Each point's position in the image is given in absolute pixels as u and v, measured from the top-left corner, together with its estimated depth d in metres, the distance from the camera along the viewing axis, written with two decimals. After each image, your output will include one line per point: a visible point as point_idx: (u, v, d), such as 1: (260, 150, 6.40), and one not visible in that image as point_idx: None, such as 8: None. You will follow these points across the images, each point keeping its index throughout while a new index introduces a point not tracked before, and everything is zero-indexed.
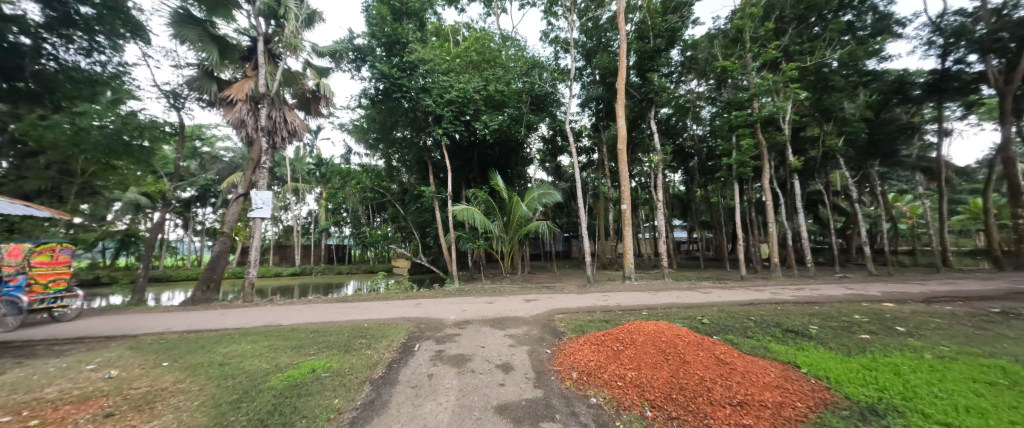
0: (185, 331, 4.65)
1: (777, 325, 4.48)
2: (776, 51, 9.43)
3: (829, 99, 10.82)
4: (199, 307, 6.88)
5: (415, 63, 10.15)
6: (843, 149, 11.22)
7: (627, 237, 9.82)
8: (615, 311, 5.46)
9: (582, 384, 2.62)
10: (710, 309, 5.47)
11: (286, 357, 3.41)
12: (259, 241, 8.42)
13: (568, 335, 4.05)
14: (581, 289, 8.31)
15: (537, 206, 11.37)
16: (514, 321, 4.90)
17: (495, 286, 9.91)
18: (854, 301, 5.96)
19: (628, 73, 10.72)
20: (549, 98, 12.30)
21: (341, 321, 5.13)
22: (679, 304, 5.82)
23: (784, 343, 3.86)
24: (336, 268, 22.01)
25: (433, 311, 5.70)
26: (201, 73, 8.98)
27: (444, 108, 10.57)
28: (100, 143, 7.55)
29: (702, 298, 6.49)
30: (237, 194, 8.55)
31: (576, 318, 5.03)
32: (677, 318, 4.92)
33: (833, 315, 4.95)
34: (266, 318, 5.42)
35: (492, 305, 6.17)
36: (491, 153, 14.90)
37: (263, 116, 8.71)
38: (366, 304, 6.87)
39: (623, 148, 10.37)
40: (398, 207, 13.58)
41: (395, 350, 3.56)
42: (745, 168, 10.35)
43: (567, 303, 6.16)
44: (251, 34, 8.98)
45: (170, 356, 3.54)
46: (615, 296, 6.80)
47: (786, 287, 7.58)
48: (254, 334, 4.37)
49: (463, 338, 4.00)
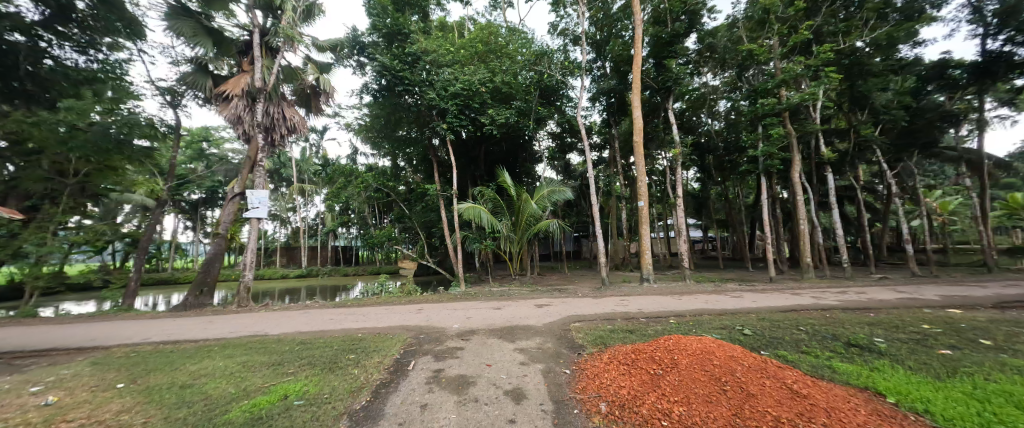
0: (163, 341, 4.23)
1: (836, 338, 3.78)
2: (807, 32, 8.65)
3: (864, 85, 9.94)
4: (190, 313, 6.48)
5: (417, 54, 9.75)
6: (879, 139, 10.34)
7: (644, 235, 9.12)
8: (639, 319, 4.85)
9: (614, 423, 2.03)
10: (748, 316, 4.81)
11: (259, 378, 2.91)
12: (257, 243, 8.00)
13: (589, 350, 3.47)
14: (595, 293, 7.70)
15: (546, 204, 10.75)
16: (525, 332, 4.33)
17: (503, 289, 9.36)
18: (913, 307, 5.21)
19: (643, 62, 10.06)
20: (558, 90, 11.74)
21: (334, 330, 4.64)
22: (710, 311, 5.17)
23: (849, 362, 3.23)
24: (342, 270, 21.74)
25: (435, 319, 5.17)
26: (195, 68, 8.56)
27: (449, 102, 10.01)
28: (89, 141, 7.08)
29: (733, 303, 5.83)
30: (233, 193, 8.10)
31: (594, 327, 4.46)
32: (711, 328, 4.29)
33: (896, 325, 4.24)
34: (253, 326, 4.95)
35: (499, 311, 5.62)
36: (497, 149, 14.38)
37: (261, 112, 8.34)
38: (366, 309, 6.40)
39: (639, 139, 9.68)
40: (403, 207, 13.15)
41: (386, 369, 3.04)
42: (773, 160, 9.54)
43: (584, 309, 5.59)
44: (248, 28, 8.64)
45: (130, 376, 3.09)
46: (635, 301, 6.17)
47: (824, 290, 6.85)
48: (235, 346, 3.90)
49: (465, 354, 3.44)
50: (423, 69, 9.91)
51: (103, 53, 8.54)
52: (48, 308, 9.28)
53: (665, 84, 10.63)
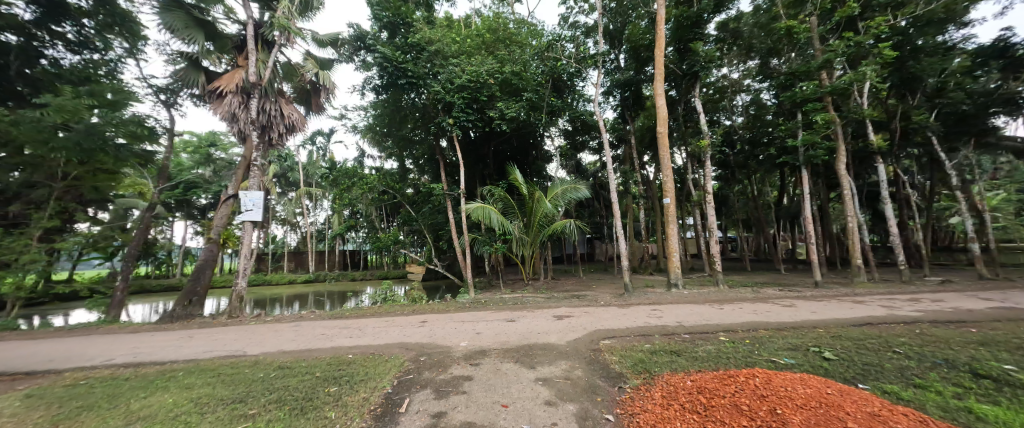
0: (125, 364, 3.66)
1: (956, 366, 2.88)
2: (854, 6, 7.72)
3: (917, 65, 8.86)
4: (175, 325, 5.94)
5: (421, 43, 9.13)
6: (935, 125, 9.19)
7: (671, 235, 8.24)
8: (681, 335, 4.04)
9: None
10: (817, 332, 3.94)
11: (205, 426, 2.22)
12: (251, 248, 7.37)
13: (633, 382, 2.70)
14: (619, 301, 6.90)
15: (561, 203, 9.96)
16: (546, 353, 3.57)
17: (516, 296, 8.63)
18: (1023, 320, 4.22)
19: (665, 47, 9.26)
20: (572, 81, 10.99)
21: (323, 350, 3.96)
22: (766, 325, 4.31)
23: (993, 404, 2.36)
24: (350, 274, 21.40)
25: (439, 335, 4.45)
26: (186, 63, 7.94)
27: (455, 95, 9.39)
28: (70, 142, 6.43)
29: (788, 313, 4.96)
30: (226, 195, 7.50)
31: (630, 347, 3.68)
32: (778, 350, 3.44)
33: (1020, 346, 3.32)
34: (234, 344, 4.33)
35: (514, 325, 4.89)
36: (508, 146, 13.72)
37: (255, 109, 7.84)
38: (365, 320, 5.77)
39: (664, 131, 8.83)
40: (409, 209, 12.53)
41: (372, 412, 2.32)
42: (816, 151, 8.49)
43: (612, 322, 4.80)
44: (241, 20, 8.16)
45: (55, 417, 2.46)
46: (670, 312, 5.34)
47: (890, 298, 5.87)
48: (202, 373, 3.27)
49: (474, 387, 2.71)
50: (427, 61, 9.33)
51: (97, 53, 8.27)
52: (34, 318, 8.89)
53: (691, 70, 9.64)
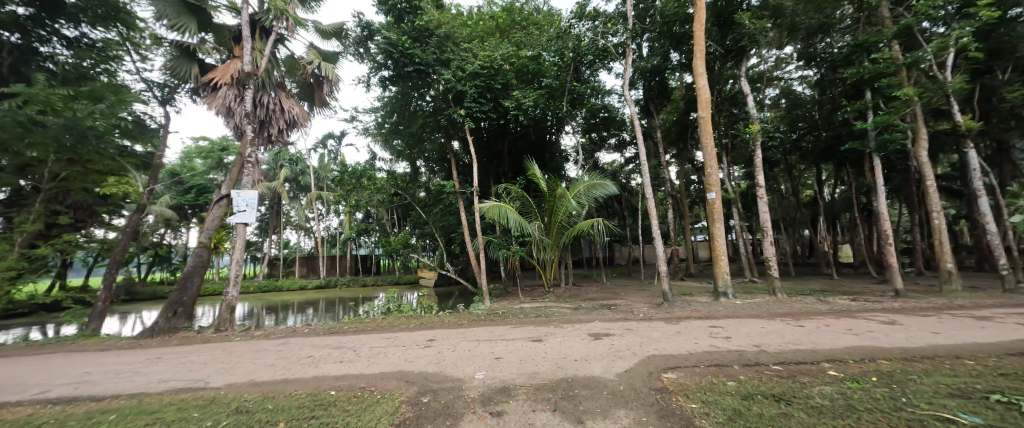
0: (55, 399, 2.91)
1: None
2: None
3: (1009, 32, 7.46)
4: (153, 341, 5.24)
5: (430, 27, 8.41)
6: None
7: (717, 236, 7.09)
8: (773, 369, 2.98)
9: None
10: (972, 366, 2.81)
11: None
12: (242, 255, 6.62)
13: None
14: (662, 313, 5.86)
15: (586, 202, 8.87)
16: (594, 393, 2.60)
17: (537, 306, 7.65)
18: None
19: (705, 20, 8.13)
20: (594, 69, 10.01)
21: (301, 384, 3.07)
22: (887, 353, 3.19)
23: None
24: (360, 279, 20.87)
25: (449, 361, 3.54)
26: (178, 52, 7.35)
27: (468, 83, 8.57)
28: (48, 138, 5.83)
29: (900, 334, 3.80)
30: (218, 196, 6.83)
31: (712, 389, 2.62)
32: (944, 398, 2.31)
33: None
34: (201, 371, 3.52)
35: (543, 346, 3.94)
36: (524, 141, 12.89)
37: (250, 101, 7.18)
38: (366, 337, 4.93)
39: (707, 116, 7.75)
40: (419, 211, 11.75)
41: None
42: (893, 133, 7.14)
43: (667, 344, 3.77)
44: (237, 9, 7.59)
45: None
46: (736, 330, 4.28)
47: (1019, 312, 4.59)
48: (135, 418, 2.43)
49: None
50: (436, 47, 8.57)
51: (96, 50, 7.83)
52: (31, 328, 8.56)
53: (736, 46, 8.43)
